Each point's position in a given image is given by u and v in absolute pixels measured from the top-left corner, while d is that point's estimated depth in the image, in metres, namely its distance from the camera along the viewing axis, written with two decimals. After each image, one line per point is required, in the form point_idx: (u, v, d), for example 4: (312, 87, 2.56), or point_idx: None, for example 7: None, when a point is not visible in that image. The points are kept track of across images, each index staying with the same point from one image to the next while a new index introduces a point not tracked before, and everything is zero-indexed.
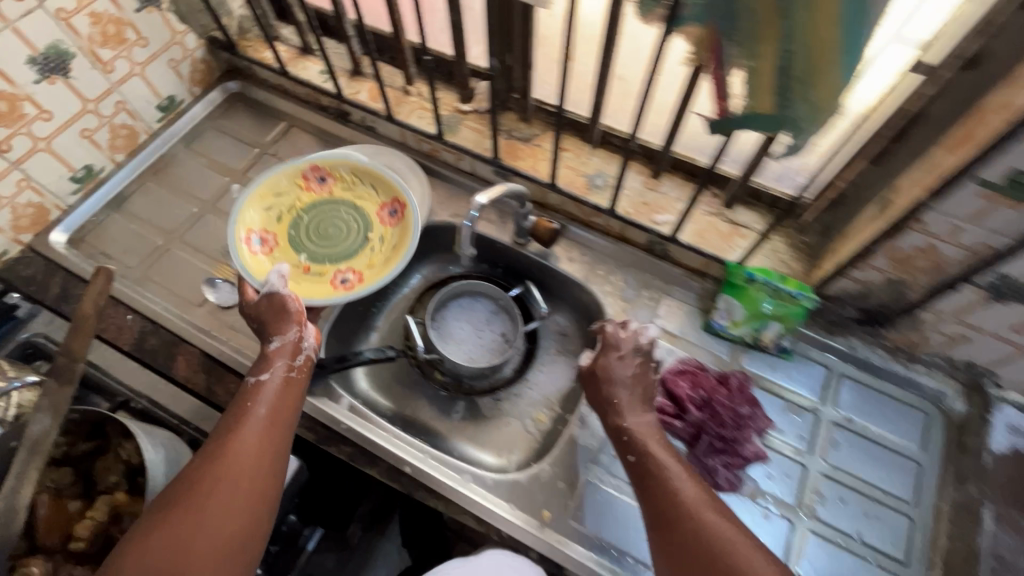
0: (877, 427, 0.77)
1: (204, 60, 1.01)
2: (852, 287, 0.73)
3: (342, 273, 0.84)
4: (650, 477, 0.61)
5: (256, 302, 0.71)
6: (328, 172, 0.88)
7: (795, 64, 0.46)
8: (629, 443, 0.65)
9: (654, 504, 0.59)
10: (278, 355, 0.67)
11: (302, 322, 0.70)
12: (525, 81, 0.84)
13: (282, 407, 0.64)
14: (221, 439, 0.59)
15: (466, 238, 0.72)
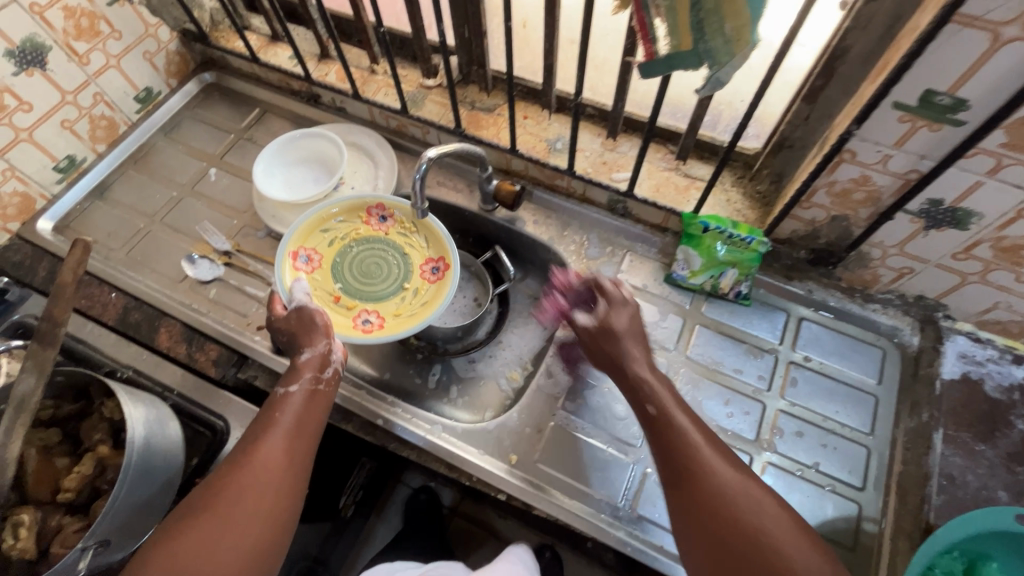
0: (835, 365, 0.79)
1: (178, 52, 1.05)
2: (801, 228, 0.75)
3: (366, 314, 0.84)
4: (666, 428, 0.58)
5: (286, 316, 0.74)
6: (390, 213, 0.88)
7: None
8: (646, 393, 0.61)
9: (664, 450, 0.57)
10: (305, 367, 0.68)
11: (330, 335, 0.71)
12: (482, 51, 0.87)
13: (307, 419, 0.64)
14: (247, 450, 0.60)
15: (415, 191, 0.76)
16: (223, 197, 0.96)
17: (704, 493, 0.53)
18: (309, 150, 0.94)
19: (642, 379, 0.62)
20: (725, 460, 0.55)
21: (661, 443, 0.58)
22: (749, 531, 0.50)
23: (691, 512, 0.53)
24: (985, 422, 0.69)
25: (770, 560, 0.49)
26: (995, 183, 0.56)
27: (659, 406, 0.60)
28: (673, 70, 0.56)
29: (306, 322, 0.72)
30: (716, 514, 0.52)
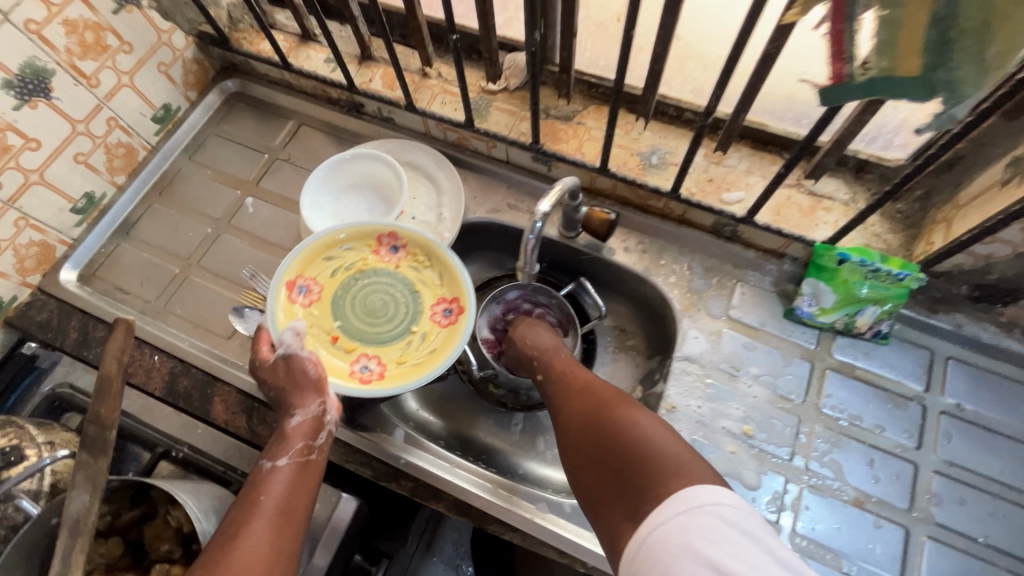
0: (995, 414, 0.68)
1: (196, 60, 0.91)
2: (969, 262, 0.63)
3: (366, 360, 0.72)
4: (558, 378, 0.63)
5: (273, 365, 0.64)
6: (404, 244, 0.75)
7: (966, 10, 0.36)
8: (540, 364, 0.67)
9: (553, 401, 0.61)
10: (295, 434, 0.58)
11: (323, 392, 0.62)
12: (565, 52, 0.73)
13: (296, 492, 0.54)
14: (221, 543, 0.48)
15: (528, 250, 0.66)
16: (265, 232, 0.84)
17: (582, 427, 0.54)
18: (360, 174, 0.81)
19: (539, 353, 0.69)
20: (600, 387, 0.58)
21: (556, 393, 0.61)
22: (620, 440, 0.50)
23: (575, 442, 0.54)
24: None
25: (633, 453, 0.48)
26: None
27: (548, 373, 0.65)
28: (871, 97, 0.43)
29: (300, 376, 0.63)
30: (590, 434, 0.53)
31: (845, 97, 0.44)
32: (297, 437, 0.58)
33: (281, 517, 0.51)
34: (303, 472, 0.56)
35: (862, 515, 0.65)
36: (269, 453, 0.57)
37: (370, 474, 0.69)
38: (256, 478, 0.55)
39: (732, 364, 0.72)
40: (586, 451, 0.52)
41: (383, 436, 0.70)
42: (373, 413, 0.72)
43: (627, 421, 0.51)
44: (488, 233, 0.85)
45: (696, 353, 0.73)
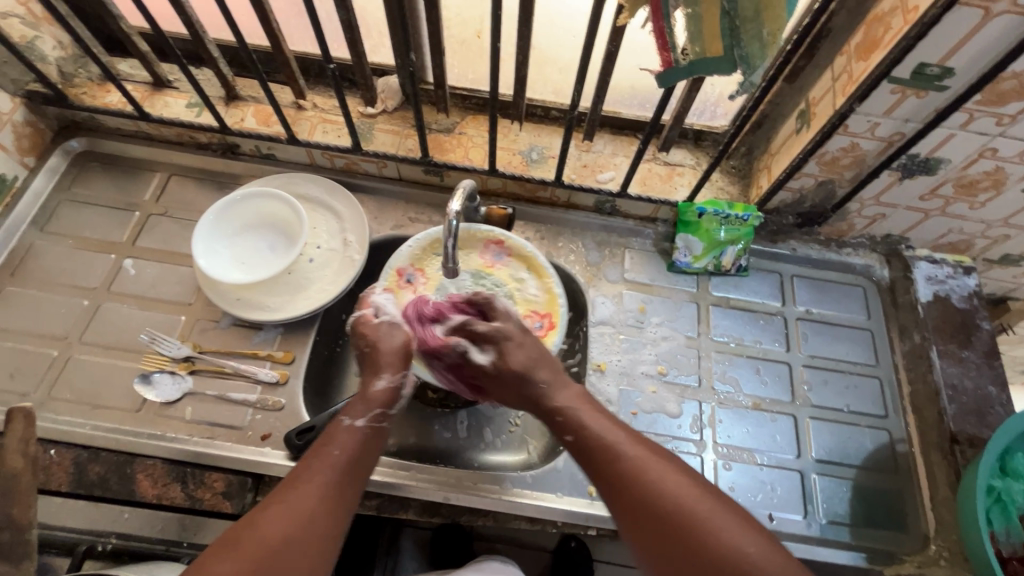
0: (831, 311, 0.87)
1: (28, 122, 0.82)
2: (789, 197, 0.80)
3: (452, 364, 0.76)
4: (592, 443, 0.59)
5: (376, 324, 0.71)
6: (511, 250, 0.80)
7: (741, 7, 0.48)
8: (565, 424, 0.62)
9: (596, 473, 0.58)
10: (376, 399, 0.65)
11: (407, 365, 0.69)
12: (437, 70, 0.79)
13: (364, 456, 0.61)
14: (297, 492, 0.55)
15: (448, 254, 0.66)
16: (155, 291, 0.78)
17: (639, 499, 0.54)
18: (254, 213, 0.80)
19: (561, 407, 0.63)
20: (649, 458, 0.57)
21: (587, 462, 0.59)
22: (698, 525, 0.51)
23: (630, 508, 0.54)
24: (962, 331, 0.81)
25: (715, 549, 0.50)
26: (965, 133, 0.64)
27: (578, 435, 0.61)
28: (695, 76, 0.55)
29: (394, 343, 0.69)
30: (655, 515, 0.53)
31: (679, 79, 0.55)
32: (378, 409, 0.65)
33: (348, 475, 0.59)
34: (375, 441, 0.63)
35: (761, 415, 0.79)
36: (349, 411, 0.64)
37: None
38: (336, 429, 0.62)
39: (637, 319, 0.83)
40: (653, 533, 0.52)
41: None
42: None
43: (692, 505, 0.52)
44: (396, 249, 0.88)
45: (607, 316, 0.83)
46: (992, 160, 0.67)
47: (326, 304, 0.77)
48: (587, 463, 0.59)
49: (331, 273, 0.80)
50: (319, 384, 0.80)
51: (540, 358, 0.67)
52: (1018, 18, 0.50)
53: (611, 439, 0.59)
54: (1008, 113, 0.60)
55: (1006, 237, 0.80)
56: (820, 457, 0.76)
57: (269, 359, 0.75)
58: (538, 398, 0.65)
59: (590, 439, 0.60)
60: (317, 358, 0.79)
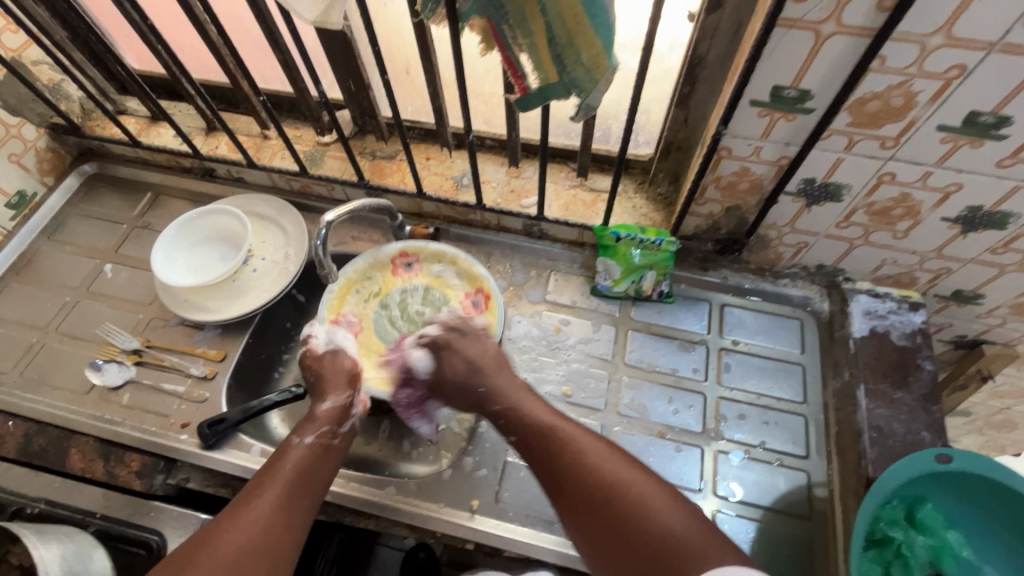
0: (760, 343, 0.83)
1: (50, 148, 0.99)
2: (702, 223, 0.79)
3: None
4: (544, 436, 0.61)
5: (317, 357, 0.76)
6: (420, 259, 0.86)
7: (557, 35, 0.51)
8: (507, 423, 0.66)
9: (538, 462, 0.61)
10: (324, 418, 0.69)
11: (352, 388, 0.74)
12: (372, 103, 0.87)
13: (311, 471, 0.62)
14: (242, 504, 0.57)
15: (319, 256, 0.72)
16: (123, 293, 0.90)
17: (587, 489, 0.55)
18: (211, 227, 0.90)
19: (501, 407, 0.67)
20: (597, 448, 0.58)
21: (527, 452, 0.62)
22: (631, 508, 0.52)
23: (581, 501, 0.55)
24: (899, 370, 0.75)
25: (650, 529, 0.50)
26: (854, 156, 0.62)
27: (520, 430, 0.64)
28: (548, 101, 0.58)
29: (337, 369, 0.75)
30: (598, 509, 0.53)
31: (536, 104, 0.59)
32: (325, 427, 0.67)
33: (298, 488, 0.60)
34: (323, 455, 0.64)
35: (665, 444, 0.76)
36: (296, 430, 0.66)
37: (230, 493, 0.75)
38: (285, 446, 0.64)
39: (550, 340, 0.84)
40: (586, 513, 0.54)
41: (241, 454, 0.76)
42: (232, 437, 0.77)
43: (630, 487, 0.54)
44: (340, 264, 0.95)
45: (521, 334, 0.84)
46: (895, 185, 0.64)
47: (259, 309, 0.85)
48: (531, 452, 0.62)
49: (269, 282, 0.87)
50: (250, 383, 0.86)
51: (481, 359, 0.71)
52: (853, 39, 0.50)
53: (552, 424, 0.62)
54: (887, 135, 0.58)
55: (949, 270, 0.75)
56: (723, 493, 0.72)
57: (202, 357, 0.83)
58: (484, 399, 0.69)
59: (532, 429, 0.63)
60: (250, 358, 0.86)
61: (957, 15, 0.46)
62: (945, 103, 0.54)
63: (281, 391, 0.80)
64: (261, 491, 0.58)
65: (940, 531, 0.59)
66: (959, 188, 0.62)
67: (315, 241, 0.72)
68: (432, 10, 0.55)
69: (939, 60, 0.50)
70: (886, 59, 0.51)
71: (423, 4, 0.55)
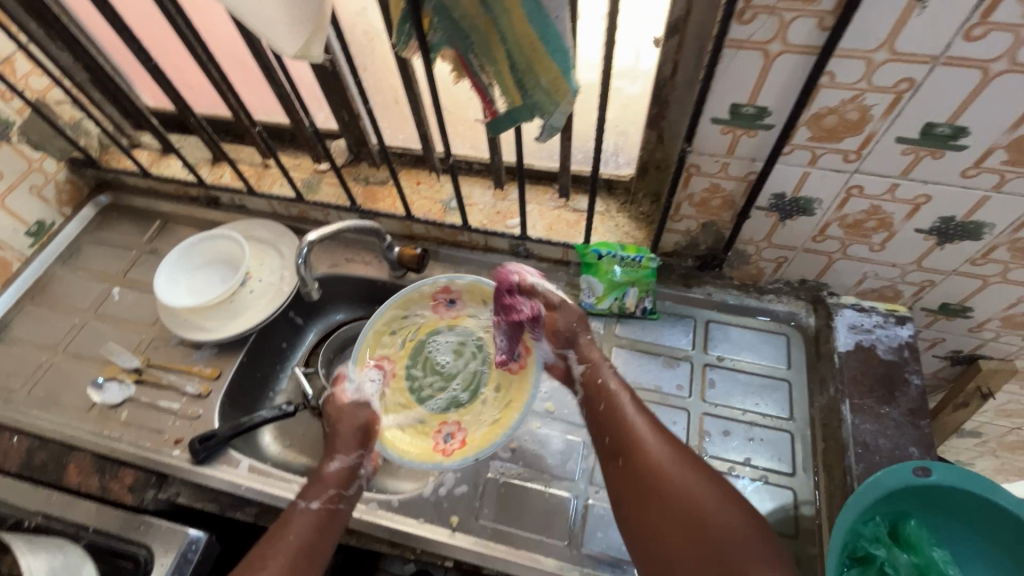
0: (745, 359, 0.82)
1: (69, 181, 1.05)
2: (681, 239, 0.81)
3: (446, 431, 0.80)
4: (618, 415, 0.68)
5: (339, 405, 0.77)
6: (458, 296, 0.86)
7: (517, 61, 0.54)
8: (596, 394, 0.71)
9: (611, 437, 0.67)
10: (331, 479, 0.69)
11: (363, 447, 0.74)
12: (365, 131, 0.92)
13: (315, 541, 0.64)
14: None
15: (301, 274, 0.76)
16: (128, 315, 0.94)
17: (653, 474, 0.61)
18: (212, 251, 0.95)
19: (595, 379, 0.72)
20: (671, 446, 0.64)
21: (610, 425, 0.68)
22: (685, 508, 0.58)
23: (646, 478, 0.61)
24: (885, 385, 0.73)
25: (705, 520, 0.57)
26: (819, 171, 0.63)
27: (609, 406, 0.69)
28: (517, 124, 0.61)
29: (355, 423, 0.75)
30: (663, 490, 0.60)
31: (505, 127, 0.62)
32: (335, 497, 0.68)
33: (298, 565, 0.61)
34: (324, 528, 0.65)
35: None
36: (307, 489, 0.68)
37: (217, 508, 0.77)
38: (297, 506, 0.66)
39: None
40: (645, 498, 0.61)
41: (229, 469, 0.77)
42: (222, 453, 0.79)
43: (694, 483, 0.60)
44: (333, 286, 0.98)
45: None
46: (864, 198, 0.65)
47: (254, 328, 0.88)
48: (605, 426, 0.68)
49: (264, 303, 0.91)
50: (244, 401, 0.89)
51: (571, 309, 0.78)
52: (800, 57, 0.52)
53: (634, 421, 0.66)
54: (848, 148, 0.59)
55: (932, 283, 0.74)
56: None
57: (198, 375, 0.86)
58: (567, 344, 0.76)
59: (617, 410, 0.68)
60: (245, 376, 0.89)
61: (896, 32, 0.48)
62: (899, 116, 0.55)
63: (272, 408, 0.82)
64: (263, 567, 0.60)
65: (925, 548, 0.57)
66: (928, 200, 0.62)
67: (298, 260, 0.76)
68: (405, 41, 0.59)
69: (886, 75, 0.52)
70: (835, 75, 0.53)
71: (397, 37, 0.59)
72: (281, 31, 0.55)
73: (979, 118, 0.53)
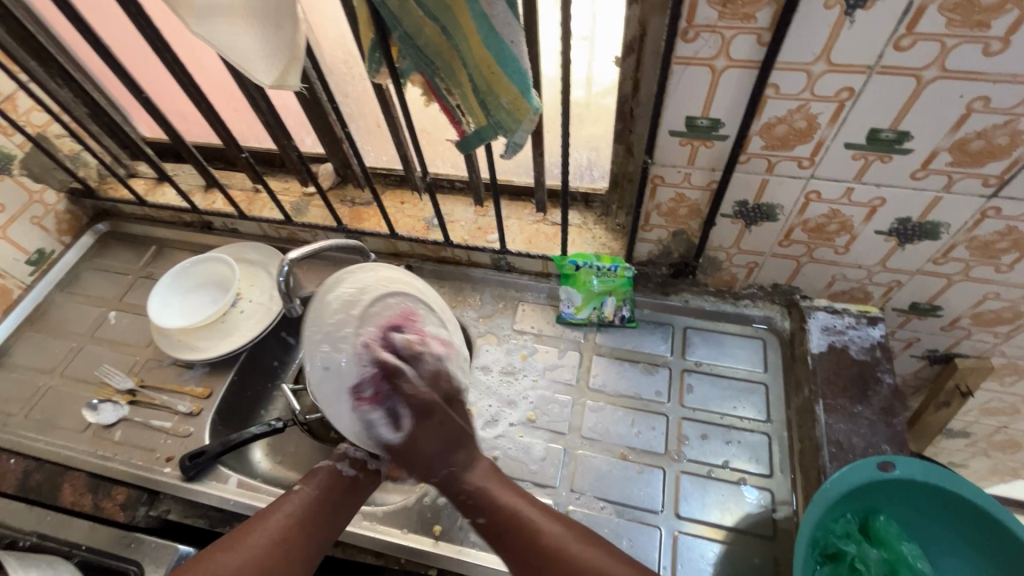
0: (722, 363, 0.84)
1: (68, 211, 1.10)
2: (654, 248, 0.83)
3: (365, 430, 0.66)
4: (513, 529, 0.63)
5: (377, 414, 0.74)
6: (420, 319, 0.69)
7: (478, 83, 0.57)
8: (475, 506, 0.65)
9: (508, 547, 0.62)
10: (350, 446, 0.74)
11: None
12: (349, 154, 0.95)
13: (338, 499, 0.68)
14: (260, 518, 0.64)
15: (283, 292, 0.78)
16: (124, 337, 0.97)
17: None
18: (205, 274, 0.98)
19: (470, 485, 0.66)
20: (574, 540, 0.61)
21: (509, 542, 0.62)
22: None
23: None
24: (857, 384, 0.75)
25: None
26: (777, 177, 0.66)
27: (494, 515, 0.64)
28: (484, 142, 0.64)
29: None
30: None
31: (474, 145, 0.65)
32: (322, 502, 0.67)
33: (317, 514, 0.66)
34: (304, 541, 0.63)
35: (627, 465, 0.77)
36: (307, 477, 0.69)
37: (206, 523, 0.78)
38: (285, 496, 0.67)
39: (514, 367, 0.87)
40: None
41: (218, 485, 0.79)
42: (212, 469, 0.81)
43: (604, 570, 0.59)
44: None
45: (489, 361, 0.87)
46: (822, 202, 0.67)
47: (243, 347, 0.91)
48: (510, 547, 0.62)
49: (254, 322, 0.94)
50: (235, 418, 0.91)
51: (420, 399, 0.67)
52: (744, 71, 0.55)
53: (533, 523, 0.63)
54: (801, 155, 0.62)
55: (899, 283, 0.76)
56: (684, 513, 0.72)
57: (190, 394, 0.88)
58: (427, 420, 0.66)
59: (508, 521, 0.63)
60: (236, 393, 0.92)
61: (831, 44, 0.51)
62: (845, 123, 0.57)
63: (261, 424, 0.84)
64: (286, 508, 0.65)
65: (894, 542, 0.58)
66: (883, 202, 0.64)
67: (279, 277, 0.79)
68: (375, 67, 0.62)
69: (827, 84, 0.54)
70: (779, 86, 0.56)
71: (368, 64, 0.62)
72: (259, 63, 0.58)
73: (919, 122, 0.55)
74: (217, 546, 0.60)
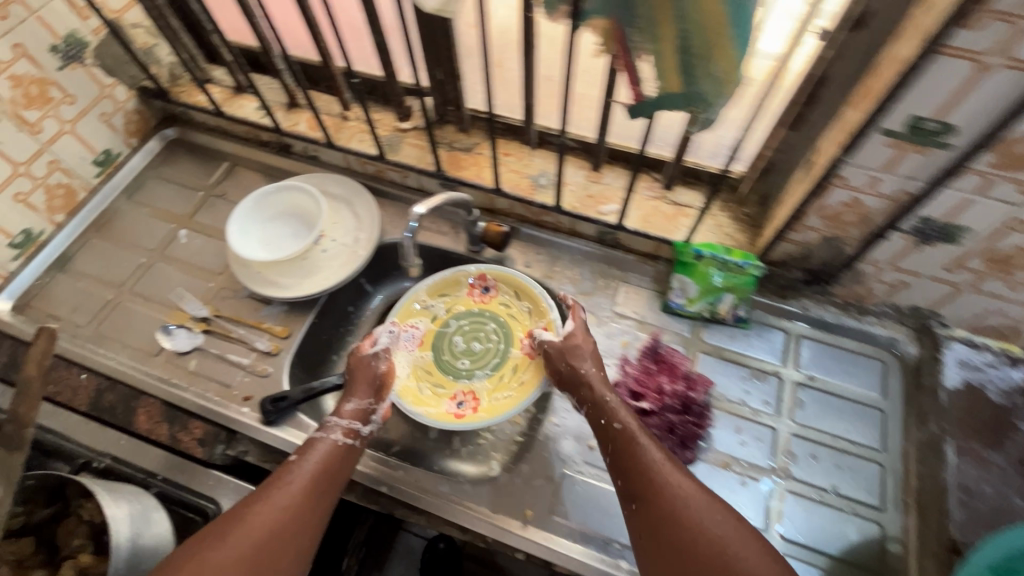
0: (839, 381, 0.79)
1: (137, 111, 1.00)
2: (792, 250, 0.76)
3: (462, 397, 0.80)
4: (630, 445, 0.63)
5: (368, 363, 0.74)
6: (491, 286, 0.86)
7: (693, 41, 0.48)
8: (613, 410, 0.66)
9: (625, 472, 0.62)
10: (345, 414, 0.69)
11: (377, 396, 0.73)
12: (458, 93, 0.85)
13: (329, 473, 0.63)
14: (242, 509, 0.59)
15: (408, 249, 0.74)
16: (196, 259, 0.91)
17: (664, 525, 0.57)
18: (287, 203, 0.90)
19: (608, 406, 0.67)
20: (686, 486, 0.58)
21: (624, 460, 0.63)
22: (689, 530, 0.55)
23: (657, 523, 0.57)
24: (994, 430, 0.69)
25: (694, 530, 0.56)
26: (986, 200, 0.57)
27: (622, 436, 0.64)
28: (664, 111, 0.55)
29: (371, 372, 0.73)
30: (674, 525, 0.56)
31: (651, 112, 0.56)
32: (319, 480, 0.62)
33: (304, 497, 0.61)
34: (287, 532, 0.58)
35: (730, 475, 0.73)
36: (302, 449, 0.65)
37: None
38: (282, 470, 0.62)
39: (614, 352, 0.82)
40: (645, 513, 0.59)
41: (300, 433, 0.76)
42: (291, 415, 0.77)
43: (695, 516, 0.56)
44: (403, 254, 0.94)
45: None
46: None
47: (326, 291, 0.85)
48: (622, 468, 0.63)
49: (339, 265, 0.87)
50: (311, 362, 0.87)
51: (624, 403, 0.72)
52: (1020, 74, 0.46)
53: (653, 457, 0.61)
54: None
55: None
56: (788, 535, 0.69)
57: (268, 332, 0.84)
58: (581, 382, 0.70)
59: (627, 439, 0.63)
60: (313, 337, 0.87)
61: None
62: None
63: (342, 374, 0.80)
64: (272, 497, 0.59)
65: None
66: None
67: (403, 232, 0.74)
68: (553, 6, 0.52)
69: None
70: None
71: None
72: None
73: None
74: (207, 534, 0.57)
